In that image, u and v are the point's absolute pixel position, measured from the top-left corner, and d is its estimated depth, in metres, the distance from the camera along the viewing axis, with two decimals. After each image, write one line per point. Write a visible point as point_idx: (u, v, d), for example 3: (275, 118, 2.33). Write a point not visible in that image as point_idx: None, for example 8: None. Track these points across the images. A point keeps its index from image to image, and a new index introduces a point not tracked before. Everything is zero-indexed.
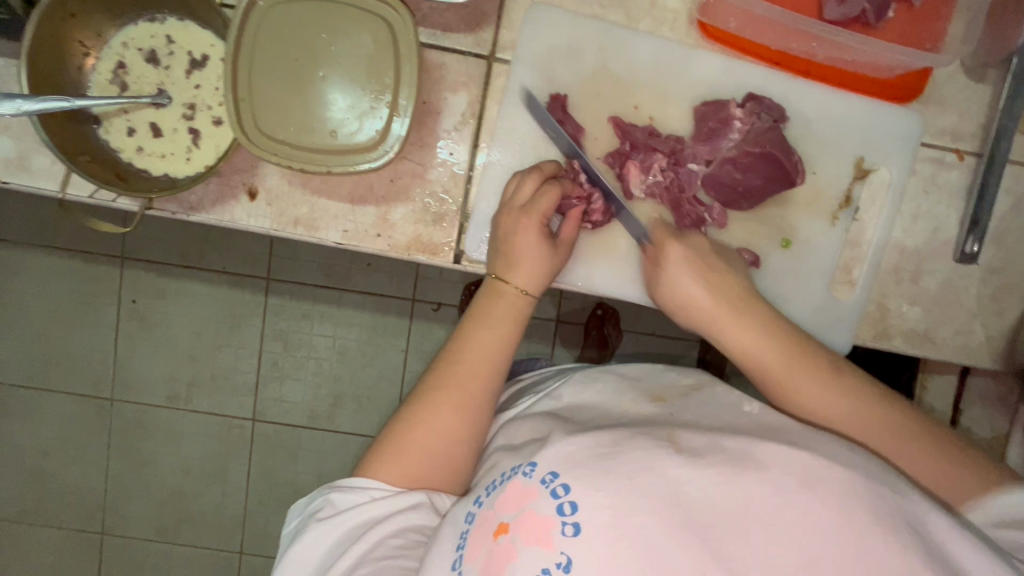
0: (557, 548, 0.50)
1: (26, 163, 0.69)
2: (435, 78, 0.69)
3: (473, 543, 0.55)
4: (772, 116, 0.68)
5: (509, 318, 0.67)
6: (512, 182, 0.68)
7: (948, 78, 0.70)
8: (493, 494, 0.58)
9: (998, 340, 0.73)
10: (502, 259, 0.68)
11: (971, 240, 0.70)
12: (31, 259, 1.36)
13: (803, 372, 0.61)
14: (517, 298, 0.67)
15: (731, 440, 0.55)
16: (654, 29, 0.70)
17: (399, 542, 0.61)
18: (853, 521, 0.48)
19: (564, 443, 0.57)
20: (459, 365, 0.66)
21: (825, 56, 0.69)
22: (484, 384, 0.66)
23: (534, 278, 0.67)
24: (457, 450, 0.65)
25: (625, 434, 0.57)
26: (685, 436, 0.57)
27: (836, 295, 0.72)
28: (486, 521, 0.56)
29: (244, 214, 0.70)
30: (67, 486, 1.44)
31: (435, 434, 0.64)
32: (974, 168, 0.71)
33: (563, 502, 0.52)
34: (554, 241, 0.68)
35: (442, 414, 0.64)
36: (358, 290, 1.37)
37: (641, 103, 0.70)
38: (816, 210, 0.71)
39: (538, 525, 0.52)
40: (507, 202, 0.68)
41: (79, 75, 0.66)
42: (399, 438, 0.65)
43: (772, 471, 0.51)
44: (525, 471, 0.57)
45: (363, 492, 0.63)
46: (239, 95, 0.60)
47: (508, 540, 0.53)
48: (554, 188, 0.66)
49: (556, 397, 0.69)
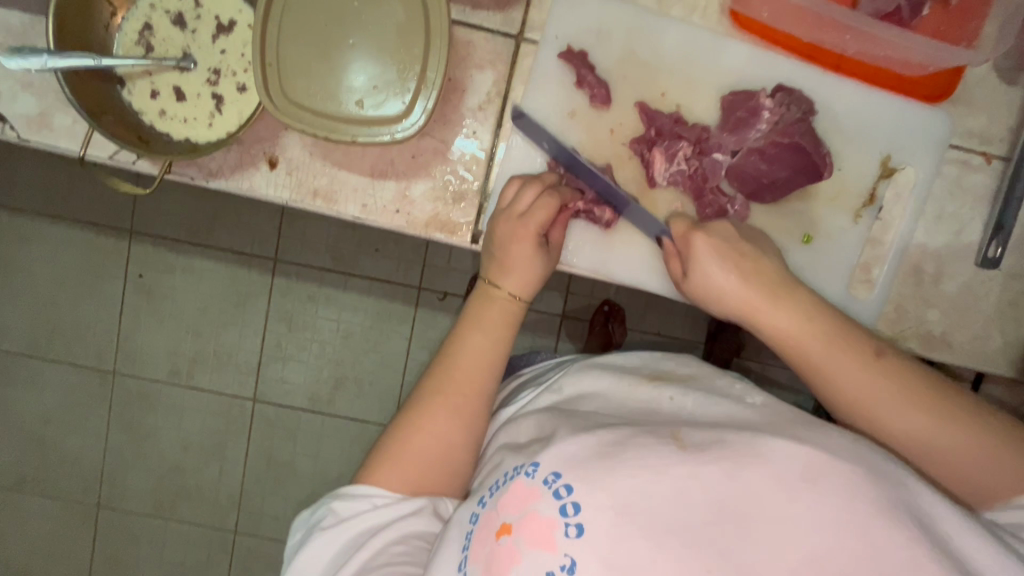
0: (561, 551, 0.51)
1: (47, 121, 0.68)
2: (462, 55, 0.68)
3: (476, 542, 0.55)
4: (801, 109, 0.68)
5: (503, 324, 0.68)
6: (511, 189, 0.68)
7: (980, 79, 0.70)
8: (496, 495, 0.57)
9: (1014, 347, 0.72)
10: (497, 267, 0.68)
11: (994, 245, 0.69)
12: (40, 227, 1.36)
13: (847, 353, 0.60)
14: (510, 304, 0.68)
15: (734, 436, 0.54)
16: (685, 16, 0.69)
17: (403, 548, 0.60)
18: (863, 520, 0.48)
19: (566, 444, 0.56)
20: (452, 368, 0.67)
21: (857, 51, 0.68)
22: (479, 388, 0.66)
23: (525, 284, 0.68)
24: (452, 455, 0.65)
25: (626, 432, 0.56)
26: (690, 432, 0.56)
27: (855, 294, 0.72)
28: (489, 520, 0.56)
29: (264, 184, 0.70)
30: (66, 456, 1.44)
31: (430, 440, 0.64)
32: (1001, 172, 0.70)
33: (566, 503, 0.52)
34: (547, 248, 0.68)
35: (437, 417, 0.65)
36: (365, 274, 1.36)
37: (669, 90, 0.69)
38: (838, 206, 0.70)
39: (540, 527, 0.52)
40: (505, 210, 0.67)
41: (105, 35, 0.66)
42: (395, 448, 0.64)
43: (777, 468, 0.51)
44: (528, 471, 0.56)
45: (364, 500, 0.63)
46: (266, 60, 0.59)
47: (512, 542, 0.53)
48: (553, 199, 0.66)
49: (556, 390, 0.69)
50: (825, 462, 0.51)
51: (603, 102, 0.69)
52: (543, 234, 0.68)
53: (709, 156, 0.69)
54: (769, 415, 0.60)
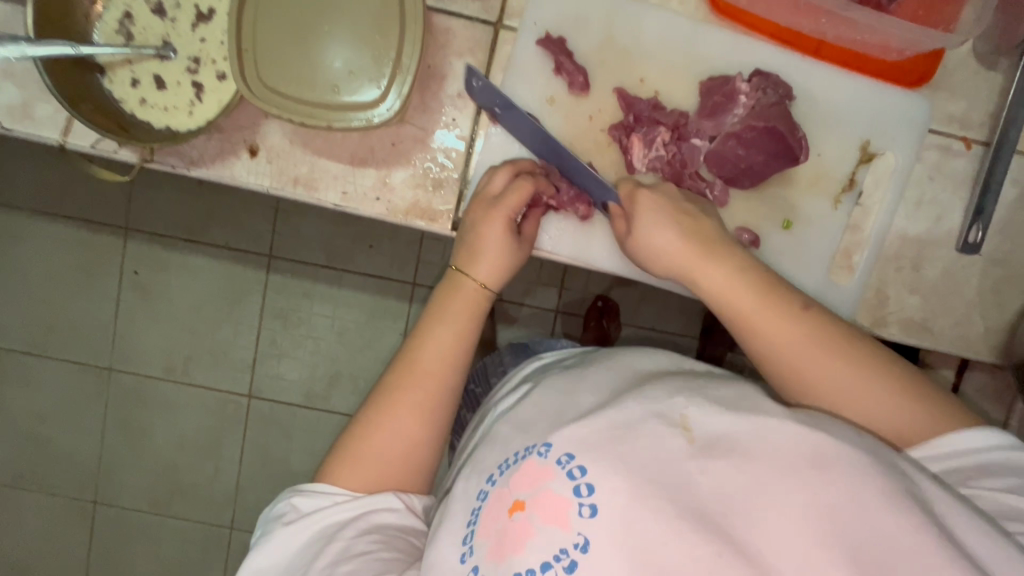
0: (575, 530, 0.51)
1: (30, 111, 0.69)
2: (441, 43, 0.69)
3: (486, 518, 0.56)
4: (778, 93, 0.68)
5: (467, 311, 0.68)
6: (485, 176, 0.69)
7: (959, 64, 0.69)
8: (506, 472, 0.57)
9: (997, 333, 0.72)
10: (466, 255, 0.68)
11: (975, 230, 0.70)
12: (35, 225, 1.37)
13: (776, 312, 0.60)
14: (477, 292, 0.68)
15: (745, 424, 0.53)
16: (663, 2, 0.69)
17: (373, 538, 0.60)
18: (867, 504, 0.47)
19: (580, 424, 0.56)
20: (417, 361, 0.66)
21: (834, 36, 0.68)
22: (438, 381, 0.66)
23: (493, 273, 0.68)
24: (413, 450, 0.65)
25: (637, 413, 0.55)
26: (699, 416, 0.55)
27: (835, 279, 0.72)
28: (500, 496, 0.56)
29: (244, 172, 0.70)
30: (62, 453, 1.45)
31: (387, 435, 0.64)
32: (982, 157, 0.70)
33: (580, 484, 0.52)
34: (519, 236, 0.69)
35: (400, 411, 0.65)
36: (359, 270, 1.37)
37: (647, 76, 0.69)
38: (818, 192, 0.70)
39: (553, 505, 0.52)
40: (478, 195, 0.68)
41: (86, 24, 0.66)
42: (354, 444, 0.65)
43: (788, 459, 0.50)
44: (540, 451, 0.56)
45: (325, 497, 0.63)
46: (243, 46, 0.60)
47: (524, 518, 0.53)
48: (524, 186, 0.66)
49: (567, 364, 0.68)
50: (833, 449, 0.50)
51: (582, 86, 0.69)
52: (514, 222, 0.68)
53: (687, 141, 0.69)
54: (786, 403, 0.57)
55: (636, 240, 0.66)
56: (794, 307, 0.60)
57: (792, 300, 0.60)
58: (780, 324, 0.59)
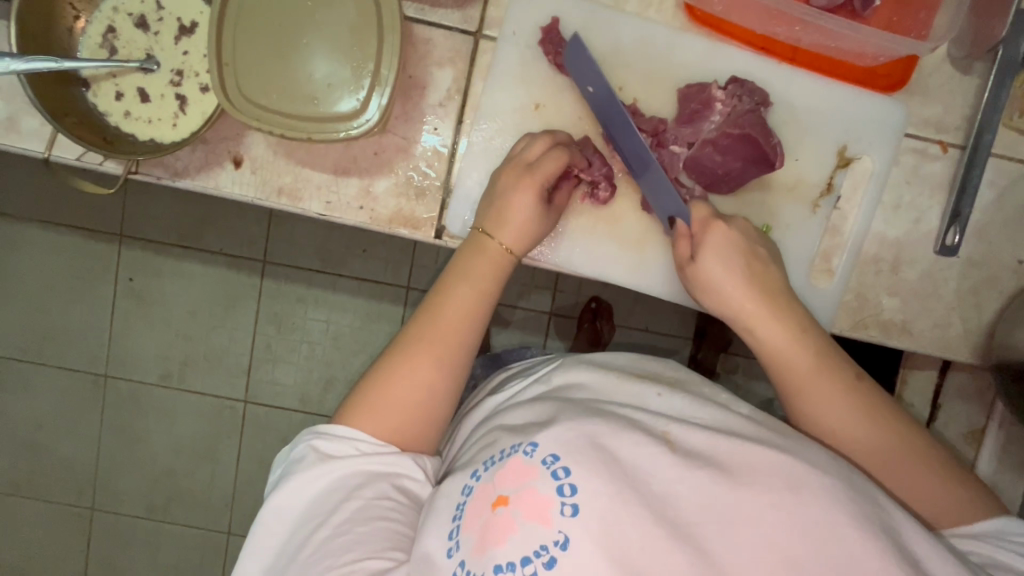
0: (555, 527, 0.51)
1: (16, 124, 0.69)
2: (422, 53, 0.70)
3: (470, 513, 0.56)
4: (755, 99, 0.68)
5: (493, 276, 0.68)
6: (523, 142, 0.69)
7: (934, 69, 0.70)
8: (491, 469, 0.58)
9: (977, 334, 0.73)
10: (493, 218, 0.68)
11: (952, 232, 0.70)
12: (30, 233, 1.37)
13: (829, 378, 0.61)
14: (501, 256, 0.68)
15: (724, 442, 0.56)
16: (641, 11, 0.70)
17: (390, 503, 0.62)
18: (838, 527, 0.49)
19: (566, 427, 0.57)
20: (441, 322, 0.67)
21: (810, 43, 0.69)
22: (463, 340, 0.67)
23: (520, 239, 0.68)
24: (433, 403, 0.66)
25: (623, 427, 0.57)
26: (682, 434, 0.57)
27: (815, 283, 0.72)
28: (484, 493, 0.56)
29: (229, 182, 0.71)
30: (59, 460, 1.45)
31: (412, 385, 0.65)
32: (958, 160, 0.71)
33: (563, 484, 0.53)
34: (548, 207, 0.69)
35: (422, 367, 0.65)
36: (352, 275, 1.37)
37: (625, 84, 0.70)
38: (796, 197, 0.71)
39: (537, 503, 0.53)
40: (514, 158, 0.68)
41: (69, 38, 0.67)
42: (378, 388, 0.65)
43: (765, 477, 0.52)
44: (525, 450, 0.57)
45: (351, 445, 0.64)
46: (223, 59, 0.60)
47: (508, 513, 0.53)
48: (562, 156, 0.66)
49: (545, 380, 0.70)
50: (805, 472, 0.52)
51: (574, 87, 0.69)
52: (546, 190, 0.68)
53: (666, 148, 0.70)
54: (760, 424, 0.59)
55: (697, 268, 0.67)
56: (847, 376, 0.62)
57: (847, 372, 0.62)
58: (837, 390, 0.61)
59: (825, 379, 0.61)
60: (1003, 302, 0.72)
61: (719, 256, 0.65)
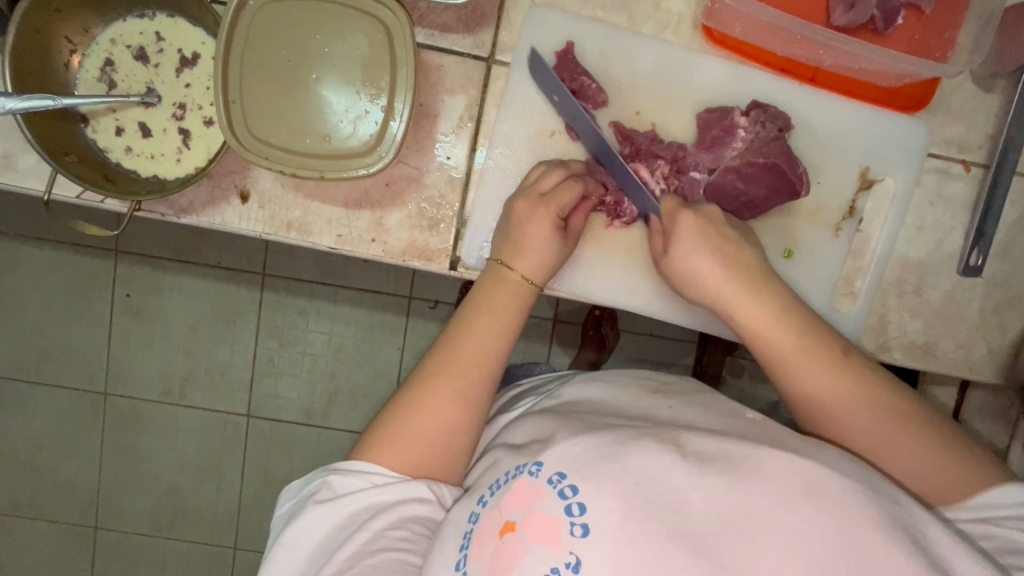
0: (566, 548, 0.50)
1: (12, 162, 0.67)
2: (433, 80, 0.67)
3: (477, 541, 0.54)
4: (777, 125, 0.67)
5: (512, 306, 0.67)
6: (538, 170, 0.67)
7: (956, 88, 0.69)
8: (497, 493, 0.57)
9: (1000, 354, 0.72)
10: (509, 248, 0.66)
11: (975, 254, 0.69)
12: (23, 252, 1.34)
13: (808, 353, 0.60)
14: (520, 286, 0.67)
15: (738, 448, 0.54)
16: (658, 33, 0.68)
17: (402, 533, 0.60)
18: (858, 533, 0.48)
19: (568, 444, 0.56)
20: (461, 353, 0.65)
21: (831, 64, 0.67)
22: (485, 372, 0.65)
23: (539, 267, 0.66)
24: (456, 438, 0.64)
25: (628, 436, 0.55)
26: (692, 438, 0.55)
27: (838, 306, 0.71)
28: (492, 520, 0.55)
29: (236, 218, 0.68)
30: (60, 481, 1.43)
31: (434, 421, 0.63)
32: (981, 180, 0.70)
33: (572, 504, 0.51)
34: (565, 233, 0.67)
35: (444, 400, 0.64)
36: (354, 286, 1.35)
37: (643, 109, 0.68)
38: (818, 221, 0.70)
39: (545, 525, 0.51)
40: (526, 189, 0.66)
41: (66, 73, 0.65)
42: (399, 424, 0.64)
43: (779, 482, 0.50)
44: (530, 470, 0.56)
45: (363, 478, 0.62)
46: (229, 97, 0.58)
47: (516, 539, 0.52)
48: (578, 186, 0.65)
49: (556, 395, 0.69)
50: (824, 478, 0.50)
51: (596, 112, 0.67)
52: (561, 219, 0.66)
53: (686, 174, 0.68)
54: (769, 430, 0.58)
55: (670, 261, 0.65)
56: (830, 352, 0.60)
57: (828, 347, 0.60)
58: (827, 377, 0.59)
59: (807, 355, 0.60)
60: None
61: (697, 249, 0.63)
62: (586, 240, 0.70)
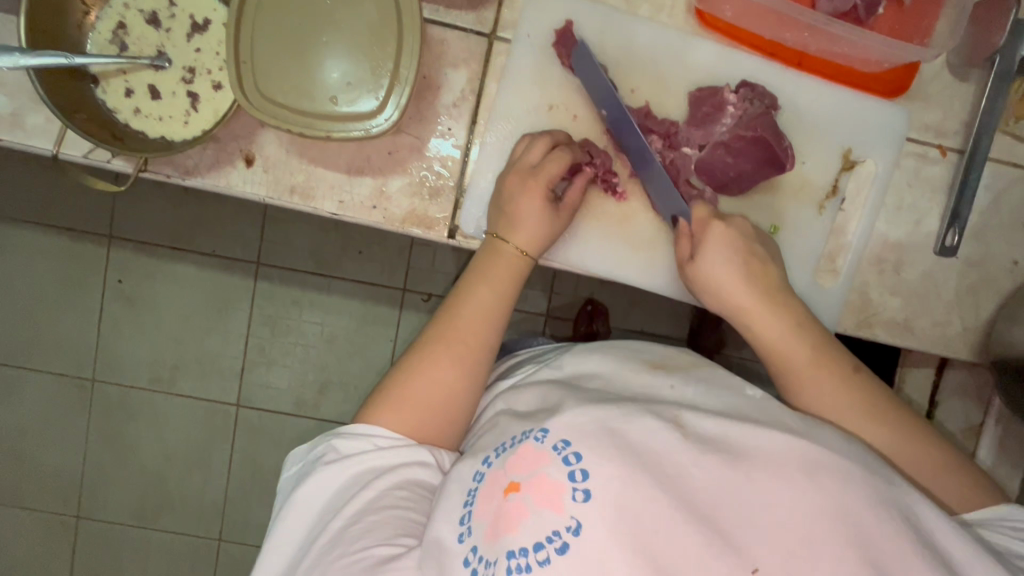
0: (567, 513, 0.51)
1: (20, 120, 0.68)
2: (436, 54, 0.70)
3: (482, 499, 0.56)
4: (765, 103, 0.70)
5: (509, 277, 0.69)
6: (522, 143, 0.70)
7: (933, 75, 0.73)
8: (503, 455, 0.58)
9: (975, 332, 0.75)
10: (505, 222, 0.69)
11: (951, 234, 0.73)
12: (17, 235, 1.34)
13: (828, 370, 0.63)
14: (516, 259, 0.69)
15: (740, 430, 0.56)
16: (652, 15, 0.71)
17: (405, 493, 0.61)
18: (852, 505, 0.50)
19: (576, 414, 0.57)
20: (457, 321, 0.67)
21: (817, 49, 0.71)
22: (481, 340, 0.67)
23: (534, 239, 0.68)
24: (452, 403, 0.65)
25: (634, 411, 0.57)
26: (695, 419, 0.57)
27: (821, 282, 0.74)
28: (496, 480, 0.56)
29: (241, 181, 0.70)
30: (44, 467, 1.42)
31: (432, 385, 0.65)
32: (956, 164, 0.73)
33: (575, 470, 0.53)
34: (557, 206, 0.69)
35: (440, 365, 0.65)
36: (348, 277, 1.37)
37: (638, 86, 0.71)
38: (804, 198, 0.73)
39: (549, 489, 0.53)
40: (516, 163, 0.69)
41: (78, 33, 0.66)
42: (399, 387, 0.65)
43: (774, 461, 0.53)
44: (537, 436, 0.57)
45: (367, 439, 0.63)
46: (241, 57, 0.60)
47: (520, 498, 0.53)
48: (564, 155, 0.67)
49: (557, 366, 0.70)
50: (821, 457, 0.53)
51: (599, 86, 0.69)
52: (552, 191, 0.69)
53: (678, 150, 0.71)
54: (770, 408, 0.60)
55: (698, 267, 0.68)
56: (848, 369, 0.64)
57: (847, 365, 0.64)
58: (874, 424, 0.61)
59: (830, 375, 0.63)
60: (999, 302, 0.75)
61: (764, 313, 0.65)
62: (579, 213, 0.72)
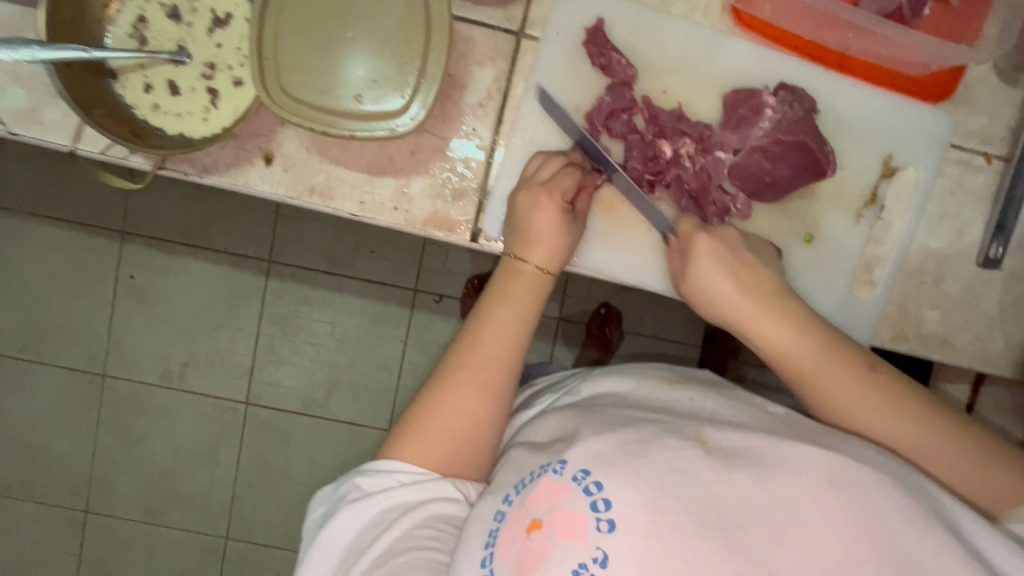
0: (592, 544, 0.49)
1: (37, 115, 0.67)
2: (462, 51, 0.68)
3: (504, 540, 0.53)
4: (804, 106, 0.68)
5: (530, 296, 0.66)
6: (534, 160, 0.68)
7: (980, 80, 0.70)
8: (523, 492, 0.55)
9: (1017, 348, 0.72)
10: (522, 240, 0.66)
11: (995, 245, 0.69)
12: (31, 228, 1.34)
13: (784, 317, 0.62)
14: (536, 276, 0.66)
15: (763, 443, 0.53)
16: (687, 14, 0.69)
17: (429, 532, 0.59)
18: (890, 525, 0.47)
19: (593, 441, 0.55)
20: (478, 346, 0.65)
21: (859, 50, 0.68)
22: (504, 365, 0.64)
23: (552, 255, 0.66)
24: (477, 432, 0.63)
25: (653, 433, 0.55)
26: (714, 433, 0.55)
27: (856, 293, 0.71)
28: (518, 518, 0.53)
29: (259, 180, 0.68)
30: (54, 461, 1.41)
31: (455, 413, 0.62)
32: (1002, 172, 0.70)
33: (597, 499, 0.51)
34: (573, 216, 0.67)
35: (464, 394, 0.63)
36: (360, 276, 1.35)
37: (670, 88, 0.68)
38: (841, 206, 0.70)
39: (570, 521, 0.51)
40: (527, 180, 0.67)
41: (98, 27, 0.65)
42: (420, 417, 0.63)
43: (803, 478, 0.50)
44: (555, 468, 0.55)
45: (389, 477, 0.61)
46: (264, 54, 0.59)
47: (542, 537, 0.51)
48: (576, 172, 0.66)
49: (574, 392, 0.67)
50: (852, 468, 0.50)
51: (626, 87, 0.68)
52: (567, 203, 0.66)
53: (711, 154, 0.69)
54: (796, 424, 0.57)
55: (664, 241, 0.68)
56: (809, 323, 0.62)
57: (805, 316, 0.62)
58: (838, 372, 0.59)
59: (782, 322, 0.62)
60: None
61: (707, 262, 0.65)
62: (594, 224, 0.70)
